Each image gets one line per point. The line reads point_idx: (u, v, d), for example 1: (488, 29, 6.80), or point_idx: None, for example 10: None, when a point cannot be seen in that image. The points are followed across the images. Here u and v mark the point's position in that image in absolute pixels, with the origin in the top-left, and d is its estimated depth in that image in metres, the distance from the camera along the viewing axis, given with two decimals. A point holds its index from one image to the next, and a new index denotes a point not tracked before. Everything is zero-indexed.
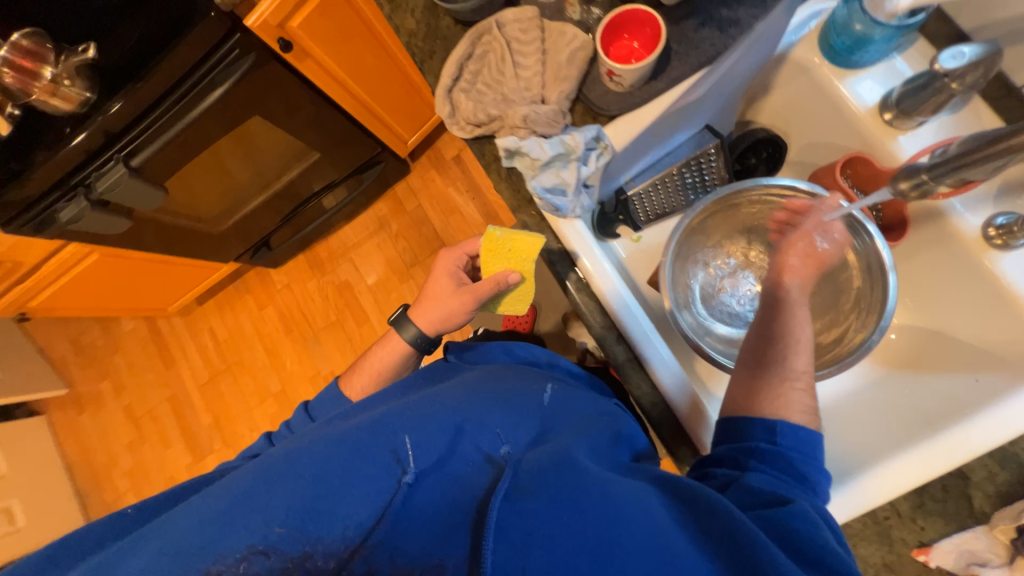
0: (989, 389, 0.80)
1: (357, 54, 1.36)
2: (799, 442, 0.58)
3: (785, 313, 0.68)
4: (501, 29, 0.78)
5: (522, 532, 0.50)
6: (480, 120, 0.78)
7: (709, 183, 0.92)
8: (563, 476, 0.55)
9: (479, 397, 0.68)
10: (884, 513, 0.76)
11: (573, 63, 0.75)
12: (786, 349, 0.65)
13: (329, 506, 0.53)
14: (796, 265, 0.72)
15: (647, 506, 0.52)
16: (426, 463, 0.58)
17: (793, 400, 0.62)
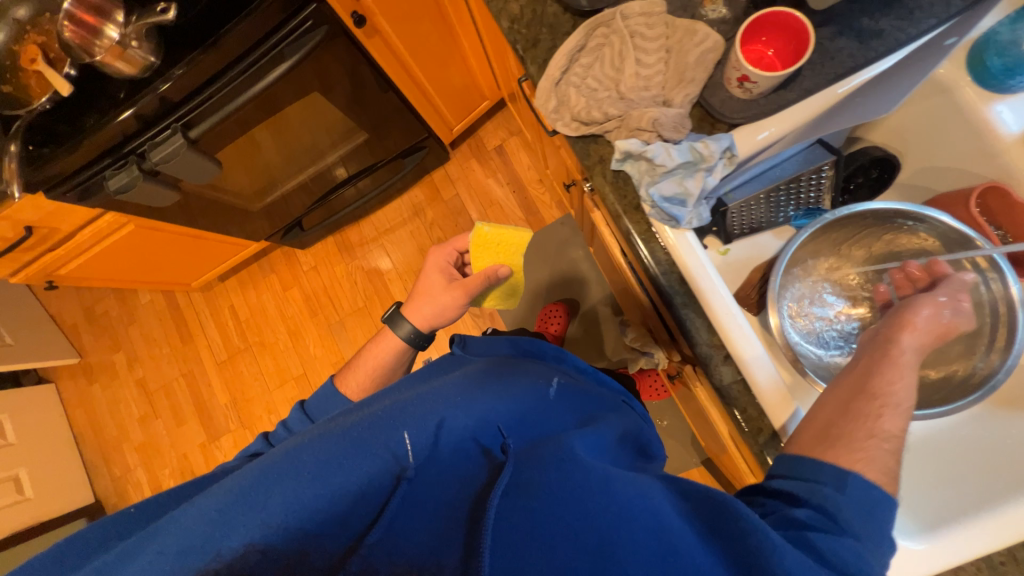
0: None
1: (423, 34, 1.30)
2: (866, 501, 0.49)
3: (881, 366, 0.60)
4: (625, 22, 0.73)
5: (521, 531, 0.46)
6: (594, 118, 0.73)
7: (812, 199, 0.88)
8: (558, 478, 0.52)
9: (481, 388, 0.66)
10: (999, 557, 0.66)
11: (700, 65, 0.70)
12: (881, 405, 0.56)
13: (330, 499, 0.50)
14: (921, 325, 0.63)
15: (653, 507, 0.50)
16: (424, 456, 0.55)
17: (883, 455, 0.53)
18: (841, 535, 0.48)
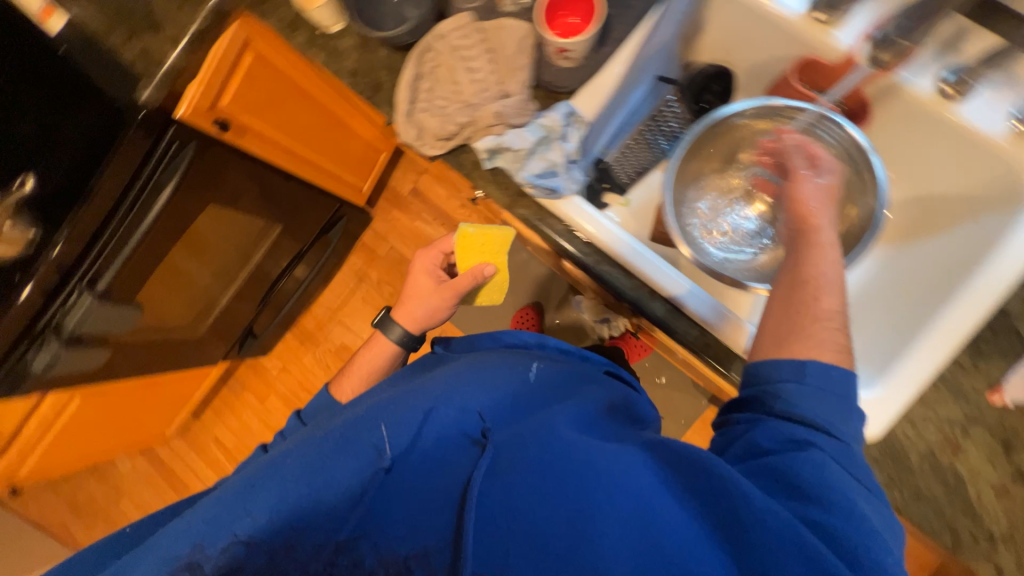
0: (991, 230, 0.71)
1: (293, 114, 1.33)
2: (829, 382, 0.55)
3: (807, 251, 0.63)
4: (443, 41, 0.79)
5: (498, 516, 0.50)
6: (450, 131, 0.78)
7: (675, 130, 0.93)
8: (539, 453, 0.54)
9: (464, 379, 0.66)
10: (949, 370, 0.68)
11: (522, 52, 0.76)
12: (815, 289, 0.60)
13: (321, 496, 0.53)
14: (816, 206, 0.66)
15: (632, 471, 0.53)
16: (403, 445, 0.56)
17: (822, 337, 0.57)
18: (807, 451, 0.52)
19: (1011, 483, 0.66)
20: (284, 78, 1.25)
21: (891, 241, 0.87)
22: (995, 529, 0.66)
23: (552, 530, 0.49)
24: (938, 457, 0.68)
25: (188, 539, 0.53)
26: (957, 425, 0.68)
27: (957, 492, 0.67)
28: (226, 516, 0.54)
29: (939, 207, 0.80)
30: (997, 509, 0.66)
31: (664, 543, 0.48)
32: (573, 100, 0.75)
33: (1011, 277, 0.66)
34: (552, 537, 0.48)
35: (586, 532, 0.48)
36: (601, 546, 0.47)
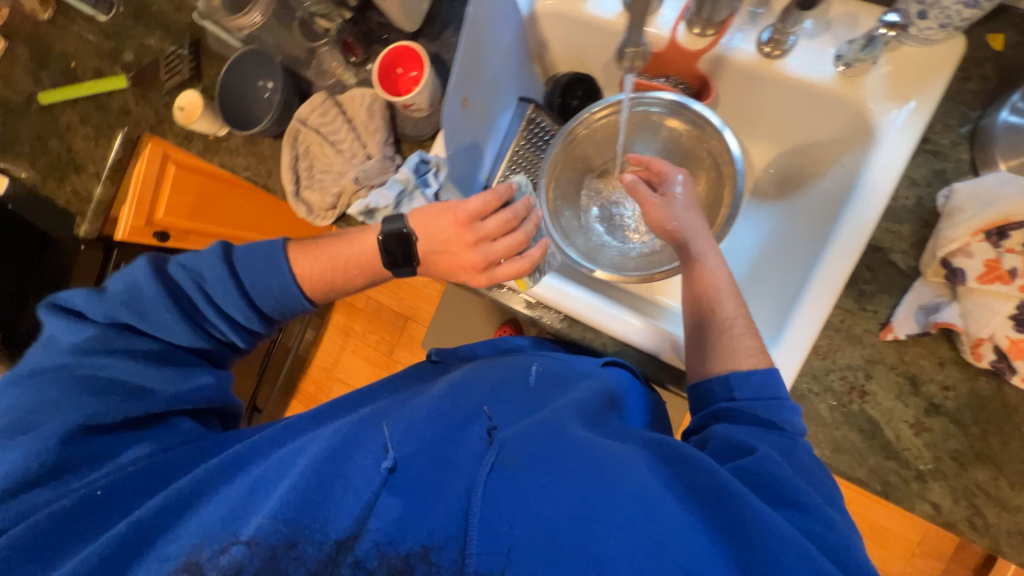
0: (854, 166, 0.72)
1: (231, 209, 1.37)
2: (753, 390, 0.57)
3: (692, 268, 0.68)
4: (306, 124, 0.85)
5: (506, 514, 0.43)
6: (330, 201, 0.83)
7: (548, 130, 0.94)
8: (545, 447, 0.49)
9: (462, 389, 0.63)
10: (838, 318, 0.68)
11: (375, 115, 0.82)
12: (710, 302, 0.65)
13: (330, 486, 0.46)
14: (680, 225, 0.70)
15: (633, 468, 0.47)
16: (411, 447, 0.51)
17: (736, 348, 0.61)
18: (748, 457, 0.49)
19: (925, 417, 0.65)
20: (213, 179, 1.26)
21: (774, 198, 0.88)
22: (922, 466, 0.65)
23: (561, 529, 0.41)
24: (846, 406, 0.67)
25: (194, 531, 0.44)
26: (858, 370, 0.67)
27: (874, 437, 0.66)
28: (238, 510, 0.45)
29: (807, 154, 0.82)
30: (917, 445, 0.65)
31: (675, 547, 0.40)
32: (422, 149, 0.79)
33: (872, 219, 0.66)
34: (557, 531, 0.41)
35: (591, 532, 0.41)
36: (606, 555, 0.39)
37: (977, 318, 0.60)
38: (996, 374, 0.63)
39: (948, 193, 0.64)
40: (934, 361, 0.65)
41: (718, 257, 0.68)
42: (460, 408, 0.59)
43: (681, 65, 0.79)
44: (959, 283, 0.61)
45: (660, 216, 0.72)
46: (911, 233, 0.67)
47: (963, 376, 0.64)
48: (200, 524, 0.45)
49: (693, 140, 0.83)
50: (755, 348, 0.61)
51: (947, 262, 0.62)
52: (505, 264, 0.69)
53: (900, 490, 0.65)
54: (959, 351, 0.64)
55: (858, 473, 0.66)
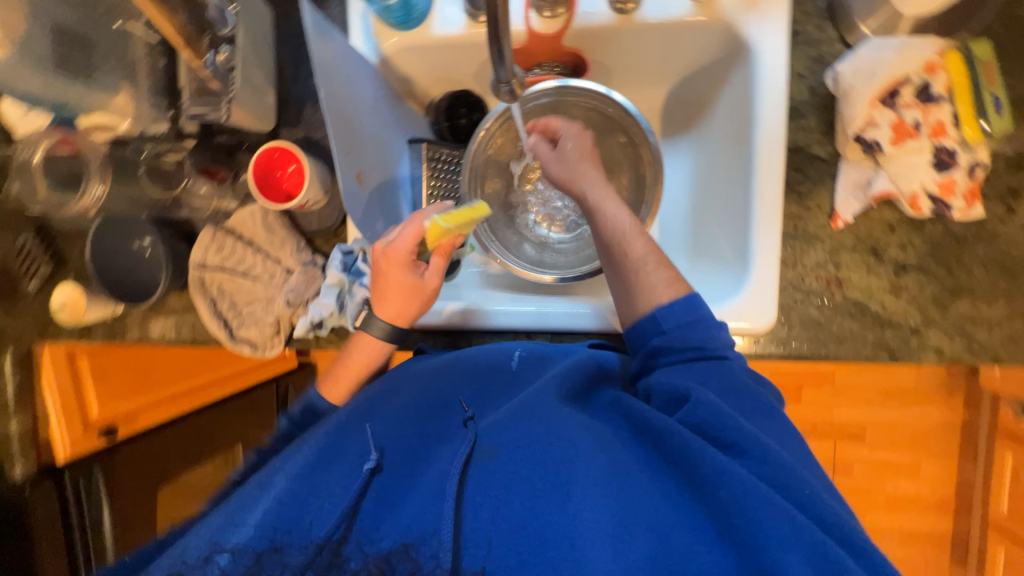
0: (741, 80, 0.73)
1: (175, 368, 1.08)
2: (678, 318, 0.58)
3: (597, 215, 0.67)
4: (206, 268, 0.75)
5: (486, 510, 0.44)
6: (272, 329, 0.76)
7: (453, 158, 0.87)
8: (523, 428, 0.50)
9: (442, 378, 0.62)
10: (790, 226, 0.71)
11: (274, 227, 0.76)
12: (621, 242, 0.64)
13: (317, 504, 0.46)
14: (580, 174, 0.71)
15: (609, 446, 0.48)
16: (395, 450, 0.52)
17: (653, 283, 0.61)
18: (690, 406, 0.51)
19: (898, 278, 0.69)
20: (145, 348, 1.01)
21: (682, 132, 0.89)
22: (913, 321, 0.69)
23: (535, 514, 0.43)
24: (831, 299, 0.70)
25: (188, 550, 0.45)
26: (826, 264, 0.70)
27: (865, 316, 0.70)
28: (225, 529, 0.46)
29: (698, 81, 0.82)
30: (899, 304, 0.69)
31: (646, 515, 0.42)
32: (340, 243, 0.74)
33: (781, 123, 0.68)
34: (535, 521, 0.43)
35: (565, 510, 0.43)
36: (579, 528, 0.41)
37: (905, 178, 0.64)
38: (939, 216, 0.67)
39: (834, 75, 0.65)
40: (884, 227, 0.69)
41: (602, 179, 0.71)
42: (440, 399, 0.58)
43: (546, 51, 0.78)
44: (877, 153, 0.64)
45: (551, 167, 0.74)
46: (818, 123, 0.69)
47: (914, 230, 0.68)
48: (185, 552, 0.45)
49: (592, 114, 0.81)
50: (671, 278, 0.61)
51: (859, 138, 0.65)
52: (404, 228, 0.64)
53: (905, 351, 0.69)
54: (902, 210, 0.68)
55: (865, 353, 0.70)
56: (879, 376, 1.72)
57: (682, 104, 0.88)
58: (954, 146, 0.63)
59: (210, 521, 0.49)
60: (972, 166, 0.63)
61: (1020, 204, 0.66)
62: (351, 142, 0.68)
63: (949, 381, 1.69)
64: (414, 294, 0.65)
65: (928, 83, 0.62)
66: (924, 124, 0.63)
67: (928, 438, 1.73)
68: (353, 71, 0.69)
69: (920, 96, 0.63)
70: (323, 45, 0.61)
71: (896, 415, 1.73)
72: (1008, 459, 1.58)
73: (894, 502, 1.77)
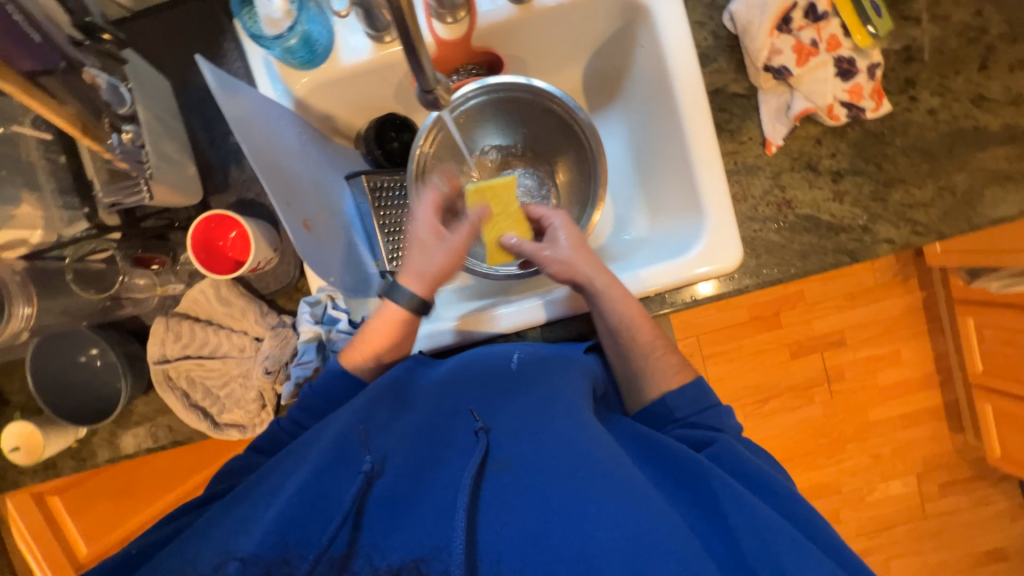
0: (649, 39, 0.76)
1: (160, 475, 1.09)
2: (690, 403, 0.67)
3: (604, 302, 0.69)
4: (169, 360, 0.71)
5: (497, 521, 0.49)
6: (256, 403, 0.72)
7: (395, 182, 0.85)
8: (541, 442, 0.54)
9: (453, 384, 0.63)
10: (730, 163, 0.74)
11: (231, 299, 0.72)
12: (627, 332, 0.69)
13: (323, 508, 0.49)
14: (578, 272, 0.70)
15: (624, 462, 0.53)
16: (406, 462, 0.54)
17: (659, 368, 0.69)
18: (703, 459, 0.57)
19: (838, 185, 0.74)
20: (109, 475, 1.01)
21: (607, 104, 0.92)
22: (861, 221, 0.74)
23: (546, 528, 0.48)
24: (785, 221, 0.74)
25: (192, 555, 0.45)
26: (772, 190, 0.74)
27: (819, 227, 0.74)
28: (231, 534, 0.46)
29: (610, 50, 0.85)
30: (844, 208, 0.74)
31: (659, 525, 0.47)
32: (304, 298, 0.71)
33: (696, 74, 0.71)
34: (545, 535, 0.48)
35: (575, 523, 0.47)
36: (597, 539, 0.46)
37: (817, 92, 0.68)
38: (856, 120, 0.72)
39: (730, 15, 0.70)
40: (812, 142, 0.73)
41: (603, 271, 0.70)
42: (451, 408, 0.60)
43: (459, 55, 0.78)
44: (788, 77, 0.68)
45: (546, 266, 0.72)
46: (729, 63, 0.73)
47: (838, 138, 0.73)
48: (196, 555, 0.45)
49: (518, 104, 0.82)
50: (675, 363, 0.69)
51: (768, 66, 0.69)
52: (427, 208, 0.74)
53: (862, 250, 0.74)
54: (823, 123, 0.72)
55: (829, 262, 0.74)
56: (841, 282, 1.83)
57: (601, 76, 0.90)
58: (851, 54, 0.68)
59: (217, 524, 0.49)
60: (871, 68, 0.68)
61: (919, 91, 0.72)
62: (289, 190, 0.65)
63: (902, 268, 1.82)
64: (423, 249, 0.70)
65: (812, 3, 0.66)
66: (820, 41, 0.67)
67: (899, 325, 1.86)
68: (271, 119, 0.67)
69: (809, 17, 0.67)
70: (233, 104, 0.59)
71: (866, 312, 1.85)
72: (970, 322, 1.71)
73: (887, 392, 1.89)
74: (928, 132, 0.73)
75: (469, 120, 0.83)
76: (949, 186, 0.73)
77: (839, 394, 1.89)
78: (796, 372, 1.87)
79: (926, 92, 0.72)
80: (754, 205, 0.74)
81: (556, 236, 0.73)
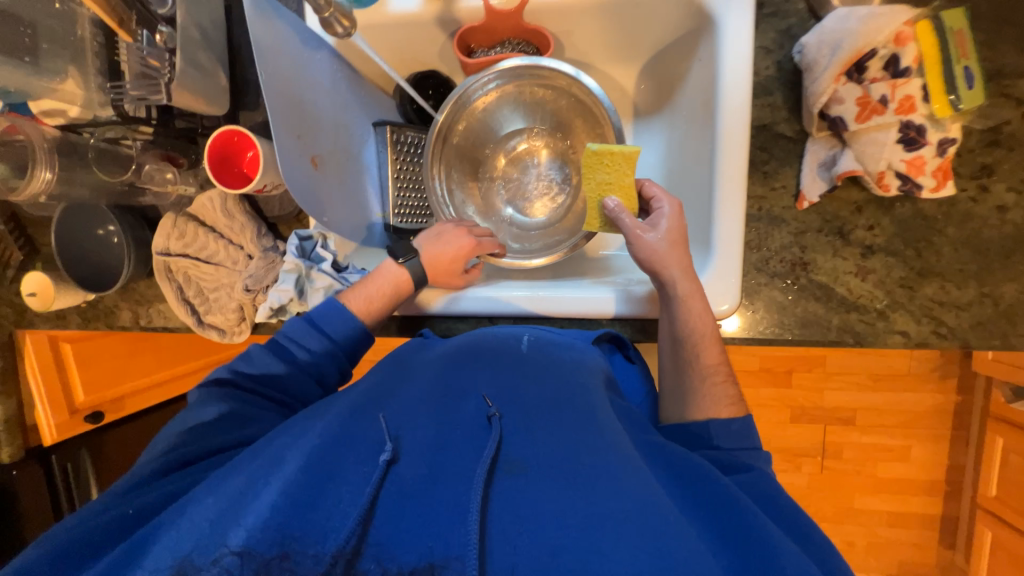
0: (709, 54, 0.70)
1: (160, 354, 1.23)
2: (733, 436, 0.63)
3: (679, 309, 0.66)
4: (171, 254, 0.76)
5: (514, 533, 0.46)
6: (234, 314, 0.76)
7: (418, 141, 0.86)
8: (553, 449, 0.54)
9: (464, 371, 0.64)
10: (754, 206, 0.69)
11: (235, 213, 0.75)
12: (694, 346, 0.67)
13: (335, 488, 0.47)
14: (669, 261, 0.67)
15: (640, 479, 0.52)
16: (416, 444, 0.53)
17: (715, 398, 0.66)
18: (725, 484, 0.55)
19: (865, 261, 0.67)
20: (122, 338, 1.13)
21: (654, 113, 0.87)
22: (879, 305, 0.67)
23: (564, 543, 0.46)
24: (795, 284, 0.69)
25: (180, 543, 0.43)
26: (791, 247, 0.69)
27: (831, 300, 0.68)
28: (226, 515, 0.44)
29: (670, 55, 0.79)
30: (869, 287, 0.67)
31: (683, 556, 0.44)
32: (295, 231, 0.75)
33: (744, 102, 0.65)
34: (564, 549, 0.45)
35: (595, 543, 0.45)
36: (616, 561, 0.44)
37: (870, 155, 0.61)
38: (908, 196, 0.65)
39: (800, 49, 0.63)
40: (851, 208, 0.67)
41: (690, 282, 0.66)
42: (460, 394, 0.60)
43: (509, 27, 0.75)
44: (843, 130, 0.62)
45: (635, 245, 0.68)
46: (785, 100, 0.67)
47: (882, 210, 0.66)
48: (182, 535, 0.43)
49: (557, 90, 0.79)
50: (733, 396, 0.66)
51: (825, 114, 0.63)
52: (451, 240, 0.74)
53: (869, 336, 0.68)
54: (869, 190, 0.66)
55: (829, 338, 0.69)
56: (869, 359, 1.70)
57: (655, 82, 0.85)
58: (923, 122, 0.60)
59: (215, 490, 0.48)
60: (941, 143, 0.61)
61: (994, 182, 0.64)
62: (301, 122, 0.67)
63: (942, 363, 1.67)
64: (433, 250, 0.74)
65: (897, 54, 0.58)
66: (891, 101, 0.59)
67: (919, 420, 1.72)
68: (303, 50, 0.68)
69: (888, 70, 0.59)
70: (265, 25, 0.60)
71: (887, 397, 1.72)
72: (999, 443, 1.59)
73: (883, 484, 1.77)
74: (988, 230, 0.64)
75: (507, 93, 0.80)
76: (993, 295, 0.65)
77: (831, 470, 1.79)
78: (791, 435, 1.78)
79: (1002, 185, 0.63)
80: (772, 261, 0.69)
81: (658, 220, 0.68)
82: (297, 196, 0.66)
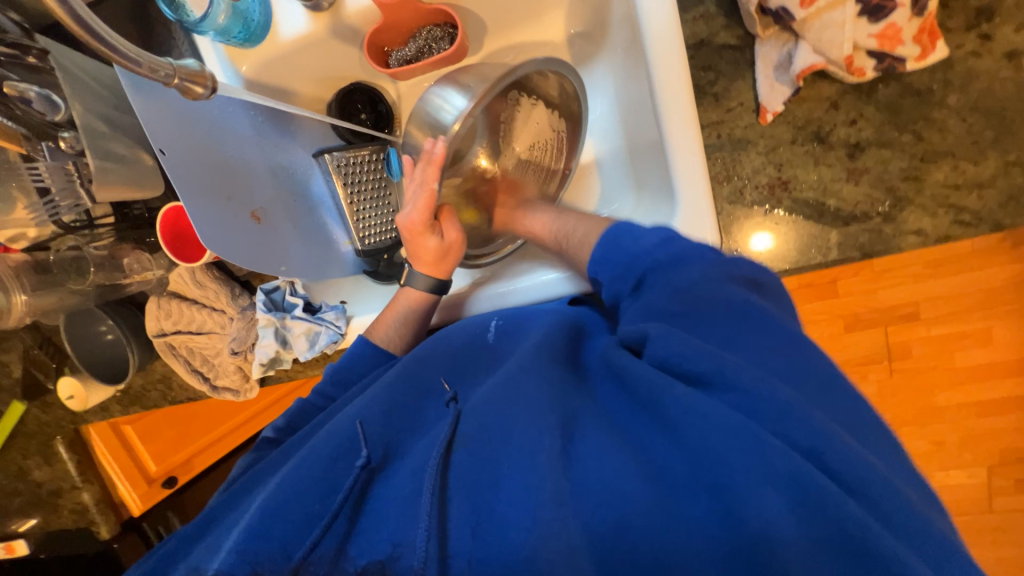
0: None
1: (211, 414, 1.14)
2: None
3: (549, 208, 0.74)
4: (166, 334, 0.78)
5: (463, 504, 0.39)
6: (237, 372, 0.79)
7: (369, 158, 0.79)
8: (502, 407, 0.43)
9: (411, 365, 0.52)
10: (713, 136, 0.61)
11: (207, 280, 0.77)
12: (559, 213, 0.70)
13: (288, 517, 0.41)
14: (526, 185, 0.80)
15: (605, 418, 0.41)
16: (383, 439, 0.46)
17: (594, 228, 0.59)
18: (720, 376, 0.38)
19: (854, 161, 0.58)
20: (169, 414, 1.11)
21: (595, 56, 0.79)
22: (882, 208, 0.58)
23: (509, 500, 0.37)
24: (779, 209, 0.60)
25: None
26: (766, 168, 0.60)
27: (823, 216, 0.60)
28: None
29: None
30: (859, 190, 0.58)
31: (647, 496, 0.35)
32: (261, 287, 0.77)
33: (672, 18, 0.58)
34: (500, 505, 0.38)
35: (529, 481, 0.37)
36: (563, 520, 0.35)
37: (830, 42, 0.53)
38: (890, 74, 0.56)
39: None
40: (824, 106, 0.58)
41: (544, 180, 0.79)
42: (411, 384, 0.51)
43: (414, 17, 0.73)
44: (790, 21, 0.54)
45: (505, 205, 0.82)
46: (719, 5, 0.59)
47: (862, 99, 0.57)
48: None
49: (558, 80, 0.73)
50: None
51: (765, 8, 0.55)
52: (448, 229, 0.71)
53: (877, 245, 0.59)
54: (842, 80, 0.57)
55: (831, 259, 0.60)
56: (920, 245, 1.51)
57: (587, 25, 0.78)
58: None
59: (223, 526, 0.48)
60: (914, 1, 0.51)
61: (996, 27, 0.53)
62: (218, 167, 0.65)
63: None
64: (428, 242, 0.69)
65: None
66: None
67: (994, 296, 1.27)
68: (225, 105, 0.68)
69: None
70: (162, 94, 0.60)
71: None
72: None
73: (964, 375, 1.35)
74: (1001, 85, 0.54)
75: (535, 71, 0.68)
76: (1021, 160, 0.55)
77: None
78: None
79: (1009, 27, 0.53)
80: (744, 184, 0.61)
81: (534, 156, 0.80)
82: (217, 249, 0.63)
